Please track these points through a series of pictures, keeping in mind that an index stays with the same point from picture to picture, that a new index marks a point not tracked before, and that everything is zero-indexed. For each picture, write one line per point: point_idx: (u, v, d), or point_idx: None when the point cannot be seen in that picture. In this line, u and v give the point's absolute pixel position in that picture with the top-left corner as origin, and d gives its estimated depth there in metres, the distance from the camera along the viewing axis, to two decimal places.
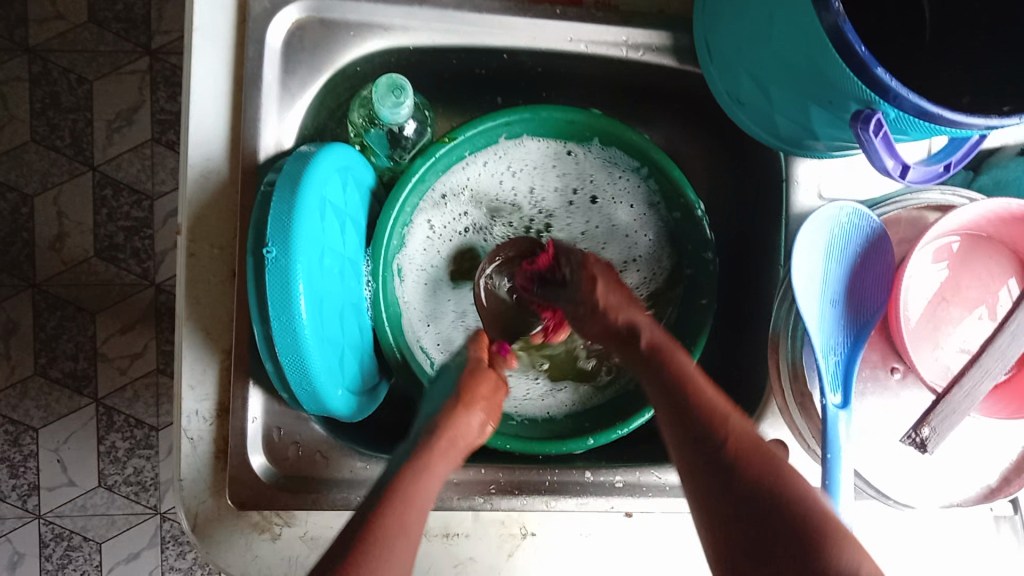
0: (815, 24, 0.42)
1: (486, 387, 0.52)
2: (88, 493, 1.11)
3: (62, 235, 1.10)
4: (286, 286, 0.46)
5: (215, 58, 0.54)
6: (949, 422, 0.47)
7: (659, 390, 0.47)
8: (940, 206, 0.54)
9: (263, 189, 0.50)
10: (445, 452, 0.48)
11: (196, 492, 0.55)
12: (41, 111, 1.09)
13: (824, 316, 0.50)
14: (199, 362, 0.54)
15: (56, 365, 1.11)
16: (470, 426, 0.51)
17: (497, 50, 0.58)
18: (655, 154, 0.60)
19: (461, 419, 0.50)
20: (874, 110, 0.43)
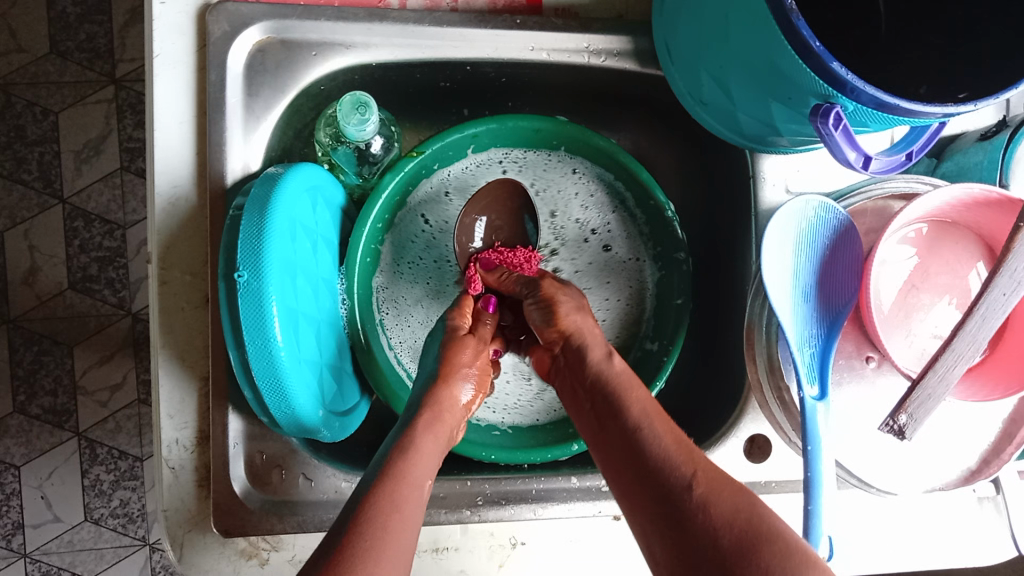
0: (770, 22, 0.42)
1: (465, 355, 0.55)
2: (74, 529, 1.10)
3: (35, 269, 1.09)
4: (259, 310, 0.46)
5: (177, 84, 0.53)
6: (925, 407, 0.47)
7: (605, 411, 0.49)
8: (905, 195, 0.55)
9: (231, 213, 0.49)
10: (433, 440, 0.48)
11: (180, 522, 0.54)
12: (6, 145, 1.08)
13: (797, 307, 0.50)
14: (176, 391, 0.54)
15: (35, 401, 1.09)
16: (457, 398, 0.53)
17: (460, 63, 0.58)
18: (623, 158, 0.61)
19: (446, 391, 0.52)
20: (832, 105, 0.43)
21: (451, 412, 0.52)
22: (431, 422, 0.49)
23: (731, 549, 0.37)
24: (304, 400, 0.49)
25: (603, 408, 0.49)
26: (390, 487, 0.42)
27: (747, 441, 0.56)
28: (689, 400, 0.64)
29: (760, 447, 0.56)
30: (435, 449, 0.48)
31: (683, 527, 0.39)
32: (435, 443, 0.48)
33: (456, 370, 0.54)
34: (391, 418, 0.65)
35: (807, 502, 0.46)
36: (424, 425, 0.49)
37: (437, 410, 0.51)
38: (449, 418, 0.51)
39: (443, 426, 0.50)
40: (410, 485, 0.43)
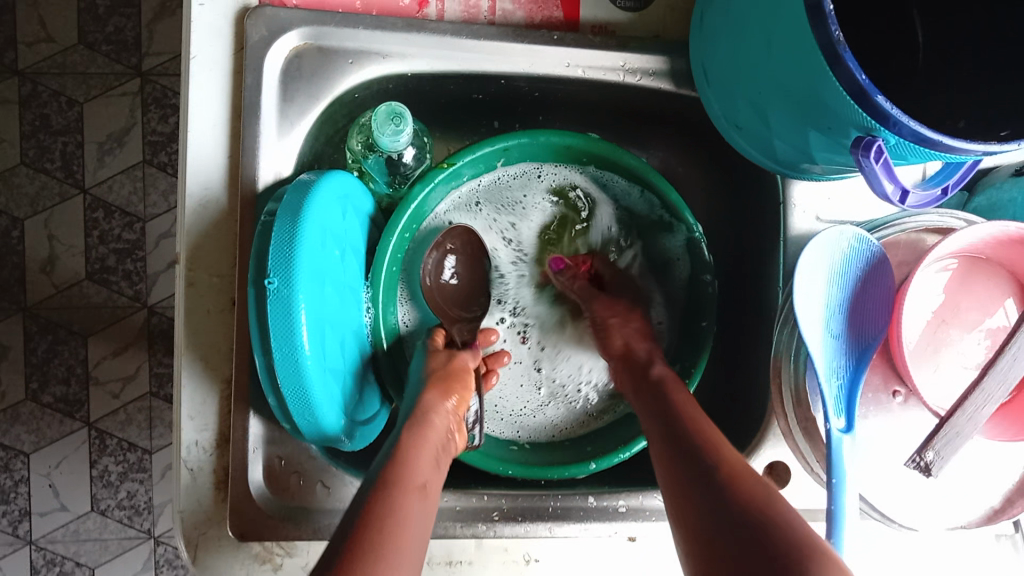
0: (815, 52, 0.42)
1: (438, 359, 0.57)
2: (80, 519, 1.10)
3: (53, 258, 1.09)
4: (289, 317, 0.46)
5: (214, 87, 0.53)
6: (953, 445, 0.47)
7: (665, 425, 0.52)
8: (938, 229, 0.54)
9: (263, 219, 0.49)
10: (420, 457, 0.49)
11: (196, 523, 0.54)
12: (31, 134, 1.09)
13: (827, 340, 0.49)
14: (198, 393, 0.54)
15: (48, 389, 1.10)
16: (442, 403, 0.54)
17: (495, 76, 0.58)
18: (653, 177, 0.61)
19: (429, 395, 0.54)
20: (874, 137, 0.43)
21: (439, 422, 0.53)
22: (423, 435, 0.51)
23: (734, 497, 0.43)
24: (327, 408, 0.49)
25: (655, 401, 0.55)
26: (387, 494, 0.45)
27: (766, 468, 0.56)
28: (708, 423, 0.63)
29: (778, 475, 0.55)
30: (430, 458, 0.50)
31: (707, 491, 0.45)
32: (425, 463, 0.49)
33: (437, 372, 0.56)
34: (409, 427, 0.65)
35: (828, 534, 0.46)
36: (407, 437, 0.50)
37: (425, 420, 0.52)
38: (437, 423, 0.53)
39: (430, 436, 0.51)
40: (410, 492, 0.46)
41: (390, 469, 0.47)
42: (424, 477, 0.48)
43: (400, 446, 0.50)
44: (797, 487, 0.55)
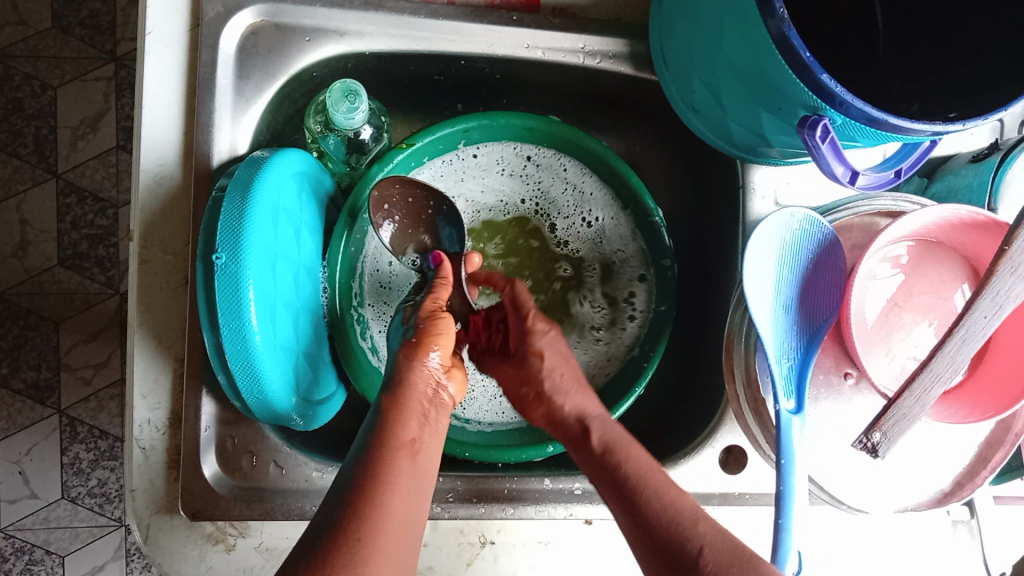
0: (762, 31, 0.42)
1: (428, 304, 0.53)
2: (50, 506, 1.09)
3: (25, 243, 1.09)
4: (236, 293, 0.46)
5: (168, 62, 0.53)
6: (900, 425, 0.47)
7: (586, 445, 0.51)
8: (891, 213, 0.55)
9: (213, 194, 0.49)
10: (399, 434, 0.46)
11: (148, 502, 0.54)
12: (3, 118, 1.08)
13: (777, 323, 0.49)
14: (151, 370, 0.54)
15: (18, 375, 1.09)
16: (426, 364, 0.51)
17: (454, 57, 0.58)
18: (613, 161, 0.60)
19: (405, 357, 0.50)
20: (820, 117, 0.43)
21: (422, 379, 0.50)
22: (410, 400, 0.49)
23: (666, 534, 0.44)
24: (277, 385, 0.49)
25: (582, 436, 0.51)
26: (373, 459, 0.44)
27: (722, 451, 0.56)
28: (667, 409, 0.63)
29: (735, 458, 0.56)
30: (417, 416, 0.48)
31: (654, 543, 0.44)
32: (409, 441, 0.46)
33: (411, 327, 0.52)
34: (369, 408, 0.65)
35: (777, 516, 0.46)
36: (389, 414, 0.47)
37: (408, 379, 0.50)
38: (419, 391, 0.49)
39: (411, 407, 0.48)
40: (399, 453, 0.45)
41: (380, 430, 0.46)
42: (413, 433, 0.47)
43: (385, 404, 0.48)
44: (751, 472, 0.55)
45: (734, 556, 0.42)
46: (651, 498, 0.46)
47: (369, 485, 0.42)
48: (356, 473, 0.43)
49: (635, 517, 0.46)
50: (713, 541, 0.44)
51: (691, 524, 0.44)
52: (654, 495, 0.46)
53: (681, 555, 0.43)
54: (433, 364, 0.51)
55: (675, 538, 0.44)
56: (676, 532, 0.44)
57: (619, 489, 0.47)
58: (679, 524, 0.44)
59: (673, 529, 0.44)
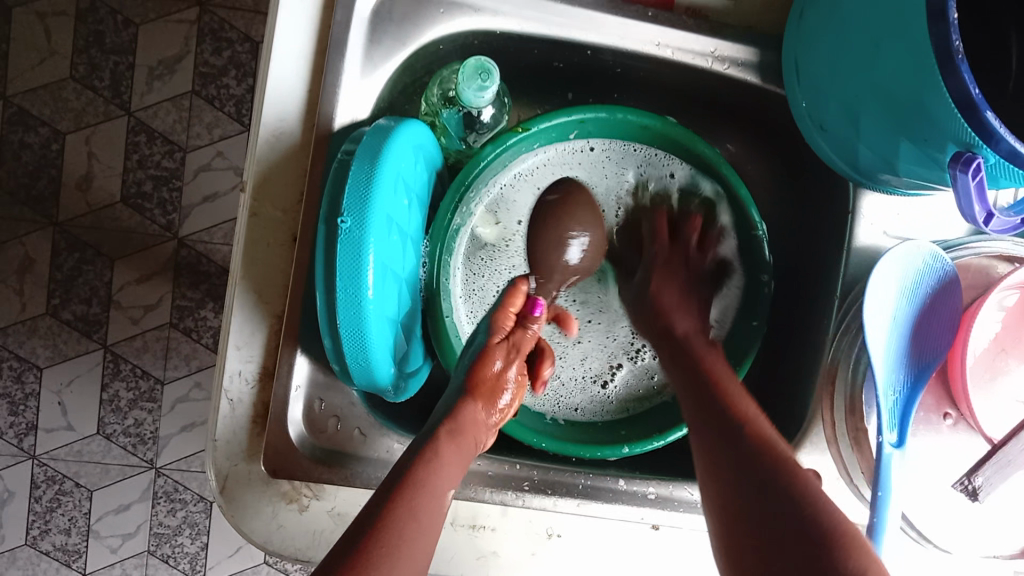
0: (930, 59, 0.42)
1: (490, 369, 0.55)
2: (85, 440, 1.10)
3: (90, 176, 1.09)
4: (357, 259, 0.46)
5: (302, 18, 0.53)
6: (1002, 473, 0.50)
7: (693, 388, 0.53)
8: (1011, 257, 0.54)
9: (340, 157, 0.49)
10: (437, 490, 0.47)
11: (230, 454, 0.53)
12: (83, 49, 1.09)
13: (889, 355, 0.50)
14: (248, 324, 0.53)
15: (69, 307, 1.09)
16: (479, 415, 0.54)
17: (582, 46, 0.57)
18: (725, 169, 0.60)
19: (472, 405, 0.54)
20: (974, 155, 0.42)
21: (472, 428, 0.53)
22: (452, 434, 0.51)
23: (781, 486, 0.44)
24: (380, 355, 0.49)
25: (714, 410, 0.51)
26: (410, 494, 0.46)
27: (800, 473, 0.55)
28: None
29: None
30: (460, 463, 0.50)
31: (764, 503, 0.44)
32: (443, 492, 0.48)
33: (485, 382, 0.55)
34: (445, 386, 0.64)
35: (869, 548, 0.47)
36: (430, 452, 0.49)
37: (461, 425, 0.52)
38: (472, 434, 0.52)
39: (461, 458, 0.50)
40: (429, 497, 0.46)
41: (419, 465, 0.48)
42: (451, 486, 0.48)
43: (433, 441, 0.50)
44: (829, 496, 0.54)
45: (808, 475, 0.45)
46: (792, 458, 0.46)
47: (404, 520, 0.45)
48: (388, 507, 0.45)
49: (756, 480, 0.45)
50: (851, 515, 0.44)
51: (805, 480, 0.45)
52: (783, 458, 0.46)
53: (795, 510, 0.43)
54: (490, 417, 0.55)
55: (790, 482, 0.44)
56: (815, 500, 0.43)
57: (728, 442, 0.48)
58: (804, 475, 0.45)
59: (787, 477, 0.45)
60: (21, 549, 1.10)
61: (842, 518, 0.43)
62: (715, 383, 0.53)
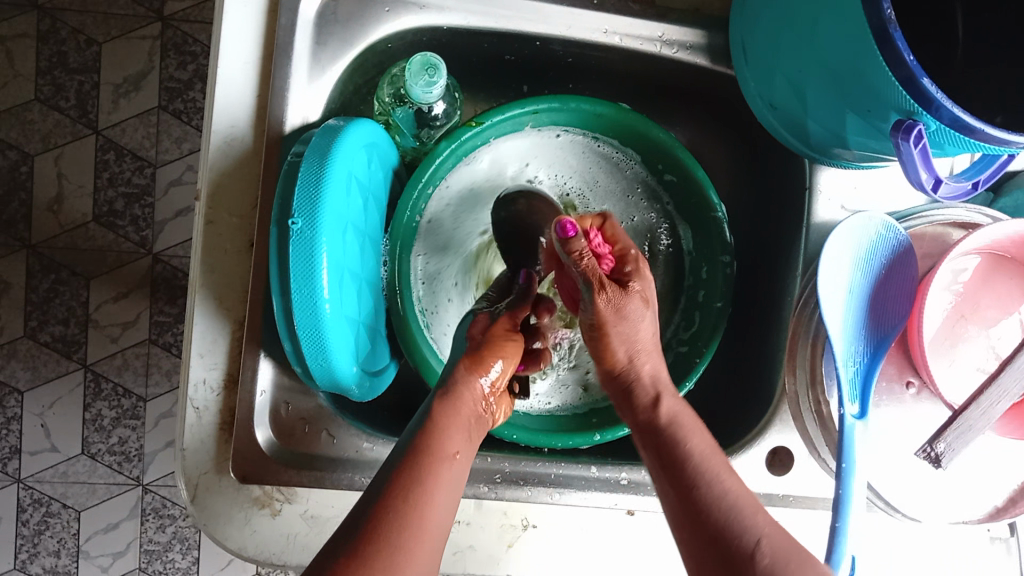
0: (863, 29, 0.42)
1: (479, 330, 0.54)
2: (69, 461, 1.09)
3: (61, 197, 1.08)
4: (310, 259, 0.46)
5: (247, 23, 0.53)
6: (964, 437, 0.47)
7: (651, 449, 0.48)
8: (964, 223, 0.55)
9: (289, 159, 0.49)
10: (438, 466, 0.45)
11: (198, 462, 0.53)
12: (47, 70, 1.08)
13: (847, 326, 0.51)
14: (208, 331, 0.53)
15: (46, 328, 1.09)
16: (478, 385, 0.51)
17: (530, 37, 0.57)
18: (680, 152, 0.60)
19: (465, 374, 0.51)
20: (915, 122, 0.43)
21: (470, 397, 0.51)
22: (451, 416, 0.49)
23: (712, 530, 0.42)
24: (340, 354, 0.49)
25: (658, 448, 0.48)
26: (422, 462, 0.45)
27: (769, 452, 0.55)
28: (717, 407, 0.63)
29: (781, 460, 0.55)
30: (464, 428, 0.49)
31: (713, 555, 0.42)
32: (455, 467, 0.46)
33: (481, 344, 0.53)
34: (416, 385, 0.65)
35: (835, 520, 0.46)
36: (441, 411, 0.49)
37: (460, 392, 0.50)
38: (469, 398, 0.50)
39: (459, 417, 0.49)
40: (439, 461, 0.45)
41: (421, 438, 0.47)
42: (457, 447, 0.47)
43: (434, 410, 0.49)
44: (797, 474, 0.55)
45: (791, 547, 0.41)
46: (712, 494, 0.44)
47: (412, 481, 0.43)
48: (390, 482, 0.43)
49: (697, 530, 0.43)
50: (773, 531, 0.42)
51: (743, 514, 0.43)
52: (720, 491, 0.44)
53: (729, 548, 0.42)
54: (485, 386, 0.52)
55: (725, 529, 0.42)
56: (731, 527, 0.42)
57: (686, 499, 0.44)
58: (737, 514, 0.43)
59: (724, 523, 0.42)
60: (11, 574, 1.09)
61: (753, 533, 0.42)
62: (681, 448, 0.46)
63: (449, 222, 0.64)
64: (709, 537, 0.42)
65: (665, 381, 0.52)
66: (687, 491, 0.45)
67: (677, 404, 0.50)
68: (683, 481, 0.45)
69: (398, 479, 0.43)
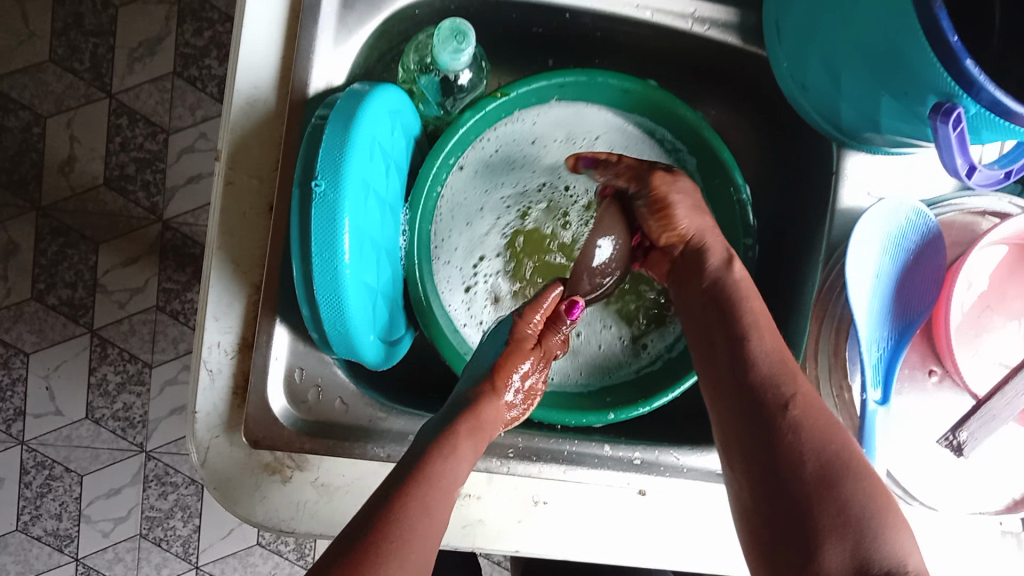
0: (906, 7, 0.41)
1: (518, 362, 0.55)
2: (73, 425, 1.09)
3: (72, 159, 1.08)
4: (332, 222, 0.45)
5: None
6: (988, 427, 0.47)
7: (720, 323, 0.52)
8: (994, 213, 0.54)
9: (313, 121, 0.49)
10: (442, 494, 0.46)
11: (211, 426, 0.53)
12: (62, 31, 1.07)
13: (872, 311, 0.50)
14: (225, 294, 0.53)
15: (54, 291, 1.08)
16: (499, 407, 0.53)
17: (560, 9, 0.56)
18: (706, 132, 0.59)
19: (491, 399, 0.52)
20: (954, 105, 0.42)
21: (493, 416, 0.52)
22: (473, 424, 0.50)
23: (753, 391, 0.47)
24: (359, 321, 0.48)
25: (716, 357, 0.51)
26: (419, 488, 0.45)
27: None
28: None
29: None
30: (477, 448, 0.50)
31: (760, 421, 0.46)
32: (468, 455, 0.49)
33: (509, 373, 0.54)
34: (429, 358, 0.64)
35: None
36: (464, 430, 0.50)
37: (485, 412, 0.52)
38: (490, 425, 0.52)
39: (481, 435, 0.51)
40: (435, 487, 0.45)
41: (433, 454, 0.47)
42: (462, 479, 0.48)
43: (455, 423, 0.50)
44: None
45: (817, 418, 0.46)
46: (753, 348, 0.49)
47: (415, 513, 0.43)
48: (390, 503, 0.43)
49: (742, 391, 0.48)
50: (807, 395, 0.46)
51: (786, 383, 0.47)
52: (762, 343, 0.49)
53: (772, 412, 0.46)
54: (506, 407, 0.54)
55: (768, 384, 0.47)
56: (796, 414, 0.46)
57: (726, 341, 0.51)
58: (772, 372, 0.48)
59: (768, 372, 0.48)
60: (12, 535, 1.09)
61: (786, 398, 0.46)
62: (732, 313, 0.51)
63: (534, 150, 0.63)
64: (755, 399, 0.47)
65: (750, 286, 0.53)
66: (729, 354, 0.50)
67: (745, 275, 0.54)
68: (736, 354, 0.49)
69: (395, 510, 0.43)
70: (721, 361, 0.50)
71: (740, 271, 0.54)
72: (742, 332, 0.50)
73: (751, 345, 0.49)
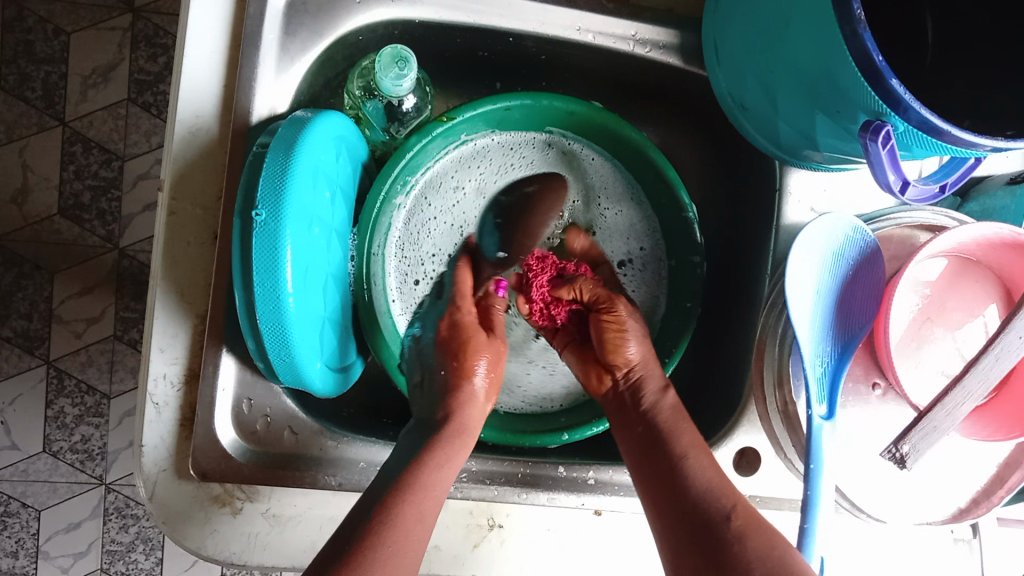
0: (834, 29, 0.42)
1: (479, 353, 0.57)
2: (30, 459, 1.07)
3: (25, 189, 1.06)
4: (274, 252, 0.45)
5: (214, 11, 0.52)
6: (927, 440, 0.48)
7: (662, 464, 0.51)
8: (931, 227, 0.56)
9: (254, 150, 0.48)
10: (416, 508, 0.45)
11: (157, 460, 0.52)
12: (13, 59, 1.05)
13: (815, 327, 0.51)
14: (170, 325, 0.52)
15: (8, 324, 1.06)
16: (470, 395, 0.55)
17: (503, 33, 0.57)
18: (651, 152, 0.60)
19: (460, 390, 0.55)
20: (883, 123, 0.43)
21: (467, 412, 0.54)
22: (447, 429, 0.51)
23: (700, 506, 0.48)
24: (304, 351, 0.48)
25: (663, 474, 0.50)
26: (408, 494, 0.45)
27: (737, 453, 0.55)
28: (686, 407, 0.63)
29: (748, 461, 0.55)
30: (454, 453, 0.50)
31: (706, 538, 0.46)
32: (450, 453, 0.50)
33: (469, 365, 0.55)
34: (382, 383, 0.64)
35: (804, 521, 0.47)
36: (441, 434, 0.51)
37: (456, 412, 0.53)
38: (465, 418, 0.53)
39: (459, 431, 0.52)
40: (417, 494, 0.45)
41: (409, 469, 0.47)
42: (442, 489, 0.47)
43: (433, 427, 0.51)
44: (764, 475, 0.55)
45: (754, 525, 0.46)
46: (692, 464, 0.50)
47: (392, 525, 0.43)
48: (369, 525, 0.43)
49: (678, 506, 0.49)
50: (743, 504, 0.48)
51: (720, 495, 0.49)
52: (700, 463, 0.50)
53: (713, 527, 0.47)
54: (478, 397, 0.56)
55: (705, 498, 0.48)
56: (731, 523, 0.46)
57: (663, 463, 0.51)
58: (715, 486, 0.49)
59: (707, 489, 0.49)
60: None
61: (725, 512, 0.47)
62: (668, 444, 0.52)
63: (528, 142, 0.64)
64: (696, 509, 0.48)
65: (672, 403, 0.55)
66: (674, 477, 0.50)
67: (677, 404, 0.56)
68: (672, 472, 0.50)
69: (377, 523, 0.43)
70: (660, 479, 0.50)
71: (672, 398, 0.56)
72: (679, 453, 0.51)
73: (690, 465, 0.50)
